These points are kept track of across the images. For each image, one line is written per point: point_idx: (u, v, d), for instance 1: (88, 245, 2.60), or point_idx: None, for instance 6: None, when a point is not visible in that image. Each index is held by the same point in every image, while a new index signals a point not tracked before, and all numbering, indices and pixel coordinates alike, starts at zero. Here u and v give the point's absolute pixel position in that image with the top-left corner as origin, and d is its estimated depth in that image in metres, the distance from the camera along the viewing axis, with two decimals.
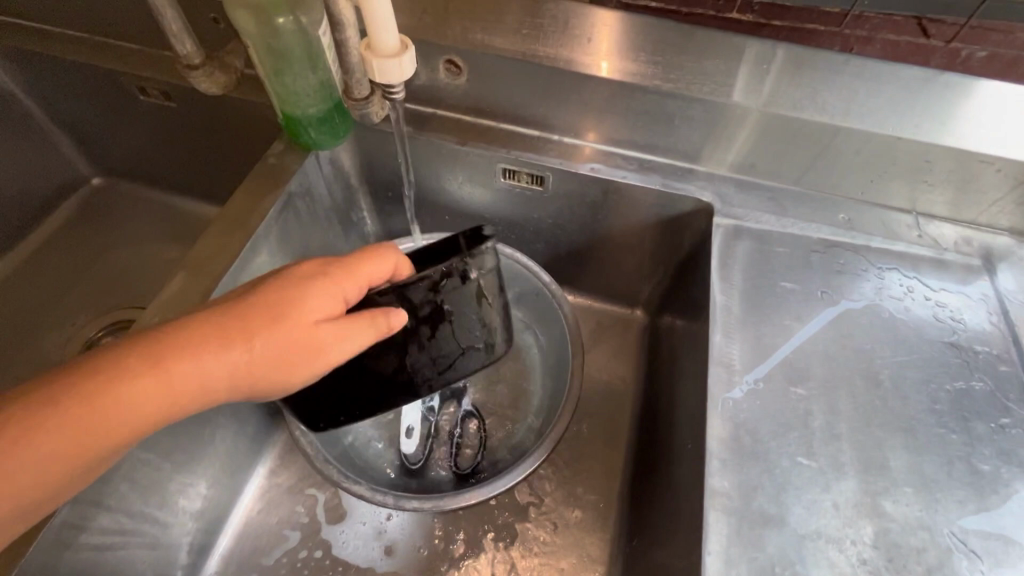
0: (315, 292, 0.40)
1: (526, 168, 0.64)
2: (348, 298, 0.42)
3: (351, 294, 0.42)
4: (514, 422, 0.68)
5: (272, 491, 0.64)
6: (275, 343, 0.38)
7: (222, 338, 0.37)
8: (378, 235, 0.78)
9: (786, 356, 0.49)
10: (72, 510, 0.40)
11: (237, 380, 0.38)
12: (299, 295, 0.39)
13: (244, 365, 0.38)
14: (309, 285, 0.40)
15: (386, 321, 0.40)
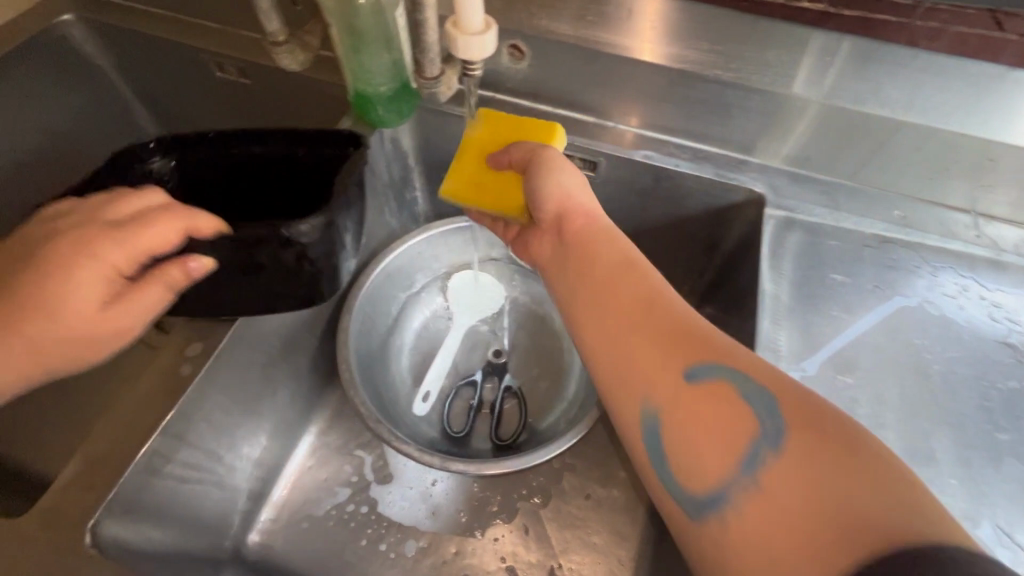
0: (84, 280, 0.40)
1: (579, 154, 0.66)
2: (125, 269, 0.41)
3: (127, 266, 0.41)
4: (554, 398, 0.70)
5: (323, 449, 0.68)
6: (63, 329, 0.40)
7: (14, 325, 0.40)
8: (428, 215, 0.81)
9: (832, 347, 0.50)
10: (163, 440, 0.44)
11: (47, 362, 0.41)
12: (68, 285, 0.39)
13: (45, 350, 0.41)
14: (74, 274, 0.40)
15: (175, 272, 0.41)
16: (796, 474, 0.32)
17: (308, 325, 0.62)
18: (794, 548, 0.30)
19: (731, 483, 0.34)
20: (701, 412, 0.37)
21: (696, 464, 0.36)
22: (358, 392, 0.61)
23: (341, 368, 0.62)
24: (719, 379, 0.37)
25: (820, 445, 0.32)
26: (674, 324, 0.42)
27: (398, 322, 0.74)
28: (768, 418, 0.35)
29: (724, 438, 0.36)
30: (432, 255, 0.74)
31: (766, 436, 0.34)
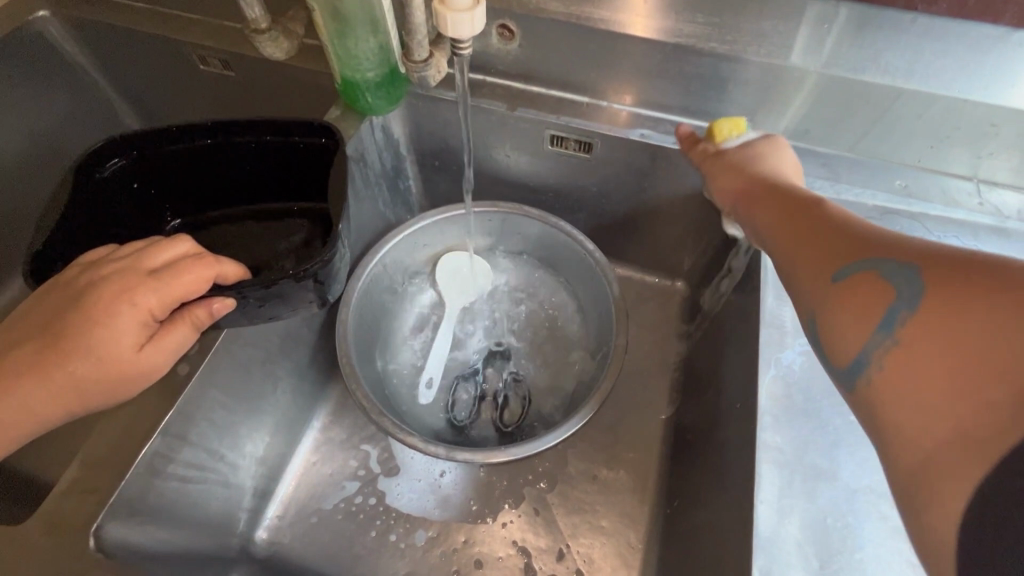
0: (121, 323, 0.40)
1: (574, 135, 0.65)
2: (157, 315, 0.41)
3: (157, 311, 0.41)
4: (557, 383, 0.70)
5: (327, 444, 0.67)
6: (93, 374, 0.40)
7: (43, 375, 0.39)
8: (422, 205, 0.80)
9: None
10: (163, 441, 0.43)
11: (69, 407, 0.40)
12: (104, 328, 0.40)
13: (69, 394, 0.40)
14: (111, 317, 0.40)
15: (207, 312, 0.43)
16: (938, 342, 0.29)
17: (307, 319, 0.61)
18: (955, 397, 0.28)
19: (871, 344, 0.33)
20: (865, 304, 0.34)
21: (858, 331, 0.34)
22: (360, 385, 0.60)
23: (341, 361, 0.61)
24: (861, 271, 0.35)
25: (972, 300, 0.29)
26: (850, 234, 0.38)
27: (398, 314, 0.73)
28: (909, 286, 0.32)
29: (867, 311, 0.34)
30: (427, 243, 0.73)
31: (903, 296, 0.32)
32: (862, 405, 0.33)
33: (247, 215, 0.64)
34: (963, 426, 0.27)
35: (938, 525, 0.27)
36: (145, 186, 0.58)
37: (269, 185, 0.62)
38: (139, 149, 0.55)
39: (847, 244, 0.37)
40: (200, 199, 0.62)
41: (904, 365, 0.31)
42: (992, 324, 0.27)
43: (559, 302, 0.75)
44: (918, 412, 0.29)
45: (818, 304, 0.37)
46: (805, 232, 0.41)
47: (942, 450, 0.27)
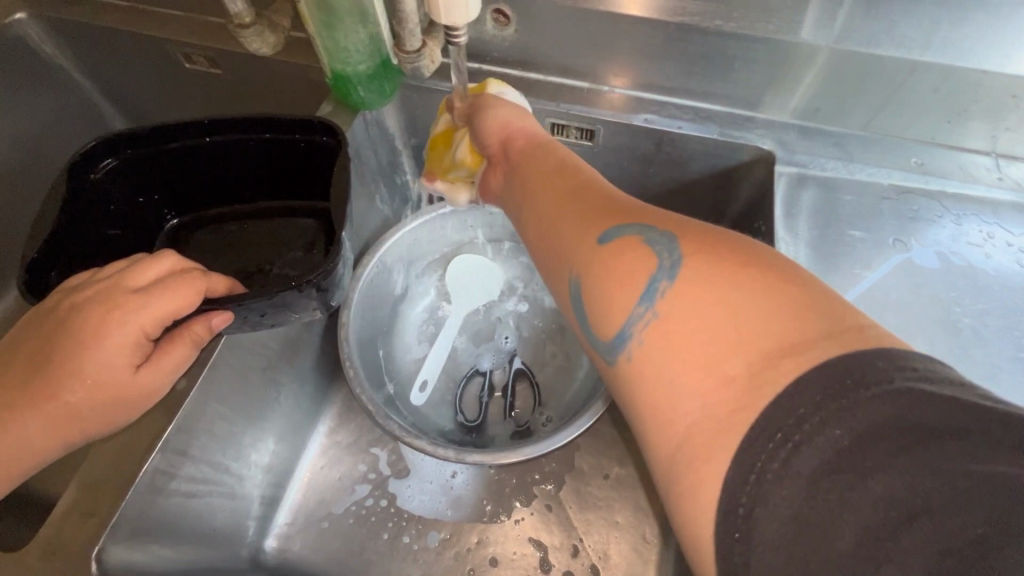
0: (112, 344, 0.38)
1: (575, 122, 0.63)
2: (150, 333, 0.40)
3: (151, 329, 0.39)
4: (565, 378, 0.68)
5: (334, 448, 0.66)
6: (90, 400, 0.38)
7: (34, 405, 0.37)
8: (421, 199, 0.78)
9: None
10: (162, 457, 0.42)
11: (68, 437, 0.39)
12: (93, 350, 0.38)
13: (66, 424, 0.38)
14: (101, 339, 0.38)
15: (205, 326, 0.41)
16: (691, 312, 0.28)
17: (307, 323, 0.59)
18: (711, 379, 0.26)
19: (631, 317, 0.30)
20: (620, 275, 0.32)
21: (613, 297, 0.32)
22: (365, 388, 0.59)
23: (344, 364, 0.60)
24: (681, 271, 0.29)
25: (763, 279, 0.27)
26: (632, 212, 0.35)
27: (400, 312, 0.71)
28: (666, 253, 0.31)
29: (625, 276, 0.32)
30: (428, 240, 0.72)
31: (736, 327, 0.26)
32: (624, 373, 0.30)
33: (244, 215, 0.62)
34: (710, 400, 0.25)
35: (702, 507, 0.24)
36: (139, 188, 0.56)
37: (268, 184, 0.60)
38: (131, 147, 0.53)
39: (610, 215, 0.35)
40: (194, 199, 0.60)
41: (658, 342, 0.28)
42: (793, 316, 0.25)
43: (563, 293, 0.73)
44: (682, 389, 0.26)
45: (579, 265, 0.35)
46: (560, 199, 0.40)
47: (698, 425, 0.25)
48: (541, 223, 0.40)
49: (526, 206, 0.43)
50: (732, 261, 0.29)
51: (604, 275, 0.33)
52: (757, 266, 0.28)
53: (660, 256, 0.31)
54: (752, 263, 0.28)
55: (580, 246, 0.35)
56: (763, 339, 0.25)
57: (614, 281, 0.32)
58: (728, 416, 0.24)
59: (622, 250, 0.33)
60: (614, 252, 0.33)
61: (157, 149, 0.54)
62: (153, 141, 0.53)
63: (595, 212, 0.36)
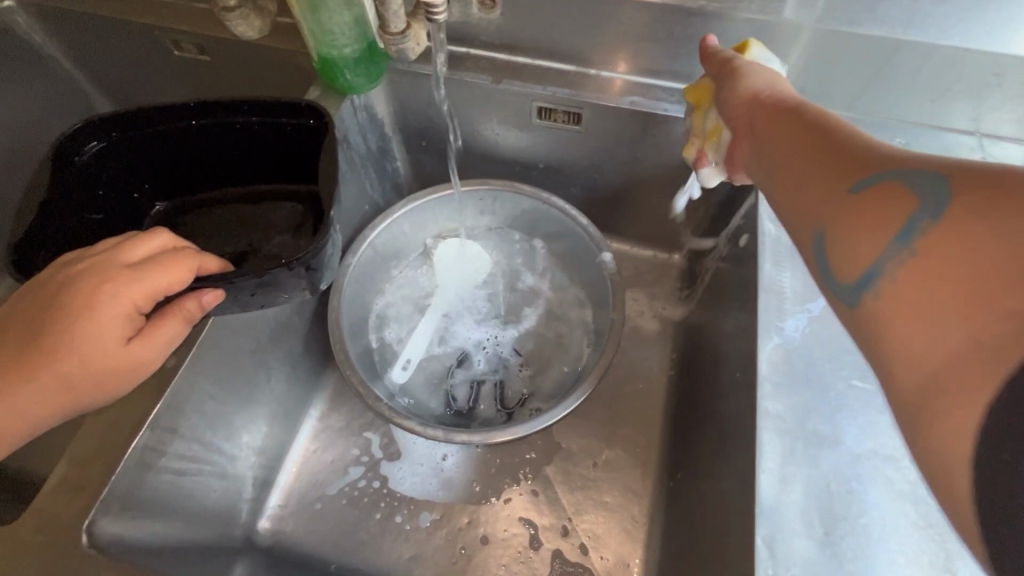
0: (103, 318, 0.39)
1: (562, 106, 0.63)
2: (143, 308, 0.40)
3: (144, 304, 0.40)
4: (555, 361, 0.69)
5: (326, 432, 0.67)
6: (82, 372, 0.38)
7: (24, 376, 0.38)
8: (411, 186, 0.79)
9: None
10: (152, 434, 0.42)
11: (60, 411, 0.39)
12: (85, 324, 0.38)
13: (58, 397, 0.38)
14: (95, 312, 0.39)
15: (197, 304, 0.42)
16: (932, 262, 0.25)
17: (297, 308, 0.60)
18: (965, 318, 0.23)
19: (884, 257, 0.27)
20: (860, 219, 0.29)
21: (825, 210, 0.31)
22: (355, 371, 0.60)
23: (334, 348, 0.61)
24: (887, 179, 0.28)
25: (988, 202, 0.24)
26: (871, 146, 0.31)
27: (391, 297, 0.72)
28: (926, 193, 0.26)
29: (879, 218, 0.28)
30: (417, 225, 0.72)
31: (929, 209, 0.26)
32: (869, 320, 0.28)
33: (232, 200, 0.62)
34: (973, 341, 0.22)
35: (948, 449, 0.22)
36: (125, 172, 0.57)
37: (257, 169, 0.61)
38: (118, 130, 0.53)
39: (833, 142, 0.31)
40: (182, 184, 0.61)
41: (924, 278, 0.25)
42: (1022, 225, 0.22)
43: (552, 278, 0.73)
44: (922, 328, 0.24)
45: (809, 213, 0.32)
46: (805, 147, 0.34)
47: (944, 361, 0.23)
48: (779, 173, 0.36)
49: (767, 159, 0.38)
50: (930, 188, 0.26)
51: (857, 234, 0.29)
52: (979, 179, 0.25)
53: (931, 203, 0.26)
54: (970, 181, 0.25)
55: (831, 202, 0.30)
56: (986, 276, 0.22)
57: (858, 237, 0.29)
58: (981, 356, 0.22)
59: (866, 152, 0.29)
60: (854, 200, 0.29)
61: (143, 132, 0.55)
62: (139, 124, 0.54)
63: (833, 156, 0.32)
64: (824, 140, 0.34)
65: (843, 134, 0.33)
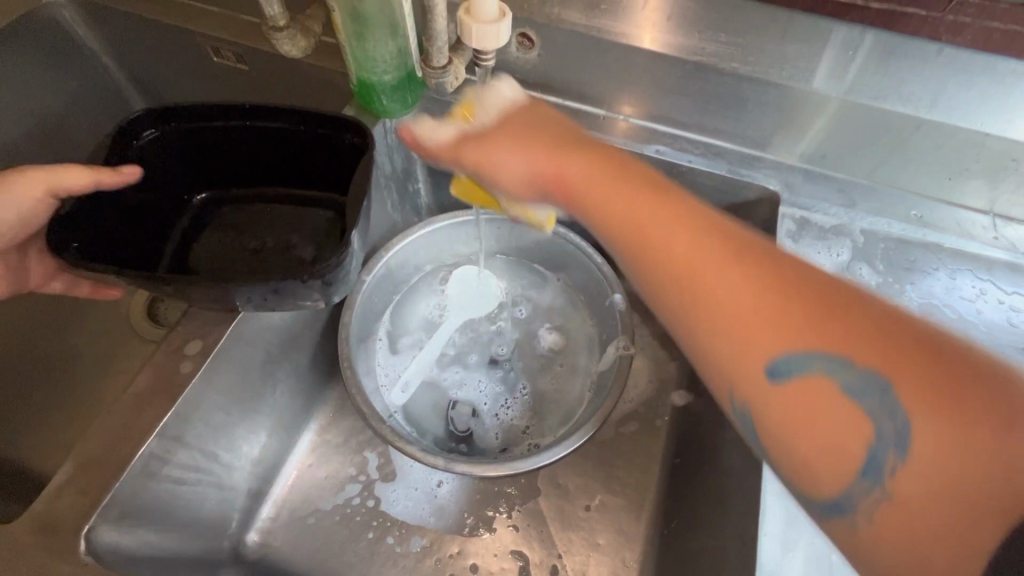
0: None
1: None
2: None
3: None
4: (559, 395, 0.69)
5: (324, 446, 0.66)
6: None
7: None
8: (430, 208, 0.80)
9: None
10: (159, 443, 0.42)
11: None
12: None
13: None
14: None
15: None
16: (929, 442, 0.28)
17: (309, 321, 0.60)
18: (947, 528, 0.26)
19: (851, 487, 0.30)
20: (810, 390, 0.31)
21: (755, 355, 0.33)
22: (361, 392, 0.59)
23: (342, 364, 0.61)
24: (817, 365, 0.31)
25: (954, 383, 0.28)
26: (778, 284, 0.33)
27: (401, 315, 0.72)
28: (875, 388, 0.29)
29: (833, 423, 0.31)
30: (435, 249, 0.73)
31: (882, 411, 0.29)
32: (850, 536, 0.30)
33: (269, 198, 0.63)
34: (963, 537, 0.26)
35: None
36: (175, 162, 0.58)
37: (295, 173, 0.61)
38: (174, 120, 0.55)
39: (684, 271, 0.36)
40: (224, 177, 0.62)
41: (916, 485, 0.28)
42: (960, 412, 0.27)
43: (561, 311, 0.74)
44: (920, 542, 0.27)
45: (728, 362, 0.34)
46: (744, 278, 0.33)
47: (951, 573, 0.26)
48: (695, 304, 0.35)
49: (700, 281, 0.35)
50: (896, 358, 0.29)
51: (797, 425, 0.32)
52: (922, 359, 0.29)
53: (873, 406, 0.29)
54: (930, 367, 0.29)
55: (777, 380, 0.32)
56: (963, 486, 0.26)
57: (804, 422, 0.31)
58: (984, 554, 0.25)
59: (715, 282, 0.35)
60: (797, 377, 0.31)
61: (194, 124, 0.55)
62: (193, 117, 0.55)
63: (767, 300, 0.33)
64: (752, 266, 0.34)
65: (764, 272, 0.33)
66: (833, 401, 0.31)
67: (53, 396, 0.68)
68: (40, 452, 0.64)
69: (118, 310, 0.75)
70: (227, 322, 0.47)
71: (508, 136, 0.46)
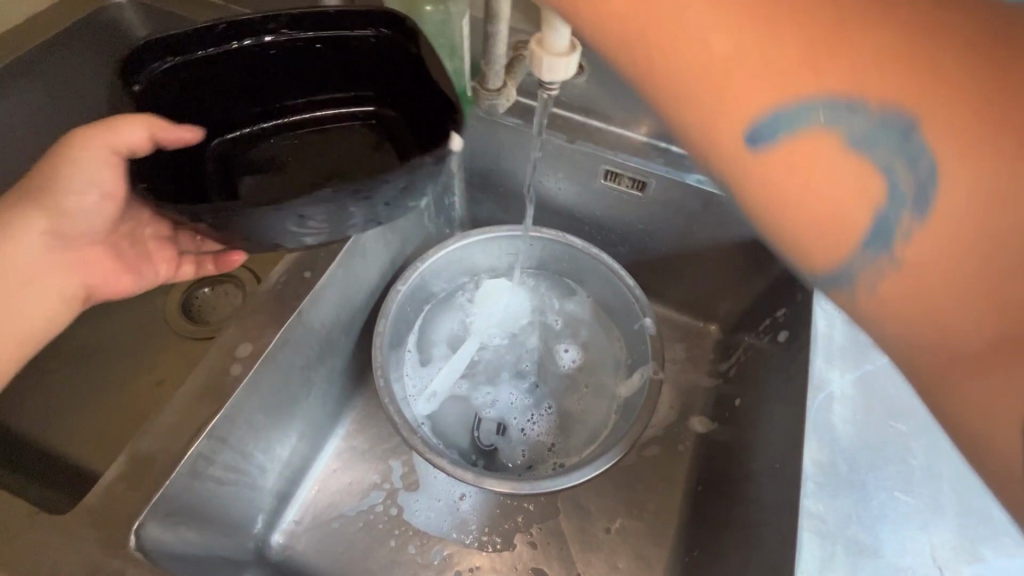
0: None
1: (629, 172, 0.65)
2: None
3: None
4: (584, 414, 0.69)
5: (349, 452, 0.67)
6: None
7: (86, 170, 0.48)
8: (463, 221, 0.81)
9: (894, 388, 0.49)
10: (208, 443, 0.43)
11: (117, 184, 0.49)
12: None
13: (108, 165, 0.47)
14: None
15: None
16: (966, 188, 0.21)
17: (345, 327, 0.61)
18: (956, 279, 0.21)
19: (864, 256, 0.24)
20: (803, 122, 0.24)
21: (828, 196, 0.24)
22: (393, 400, 0.60)
23: (375, 372, 0.62)
24: (806, 135, 0.24)
25: (1009, 66, 0.20)
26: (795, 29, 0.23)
27: (431, 326, 0.73)
28: (892, 112, 0.22)
29: (815, 166, 0.24)
30: (467, 262, 0.74)
31: (899, 133, 0.22)
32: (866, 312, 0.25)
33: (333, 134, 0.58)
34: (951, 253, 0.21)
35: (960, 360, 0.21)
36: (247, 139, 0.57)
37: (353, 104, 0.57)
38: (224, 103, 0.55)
39: (718, 83, 0.25)
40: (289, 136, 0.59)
41: (938, 242, 0.22)
42: (987, 108, 0.20)
43: (589, 331, 0.75)
44: (924, 223, 0.22)
45: (823, 230, 0.25)
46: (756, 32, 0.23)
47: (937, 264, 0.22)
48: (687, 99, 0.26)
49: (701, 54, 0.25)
50: (909, 45, 0.21)
51: (803, 180, 0.24)
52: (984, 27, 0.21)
53: (890, 161, 0.23)
54: (959, 28, 0.21)
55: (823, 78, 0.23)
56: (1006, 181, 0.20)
57: (798, 186, 0.24)
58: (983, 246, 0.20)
59: (775, 56, 0.24)
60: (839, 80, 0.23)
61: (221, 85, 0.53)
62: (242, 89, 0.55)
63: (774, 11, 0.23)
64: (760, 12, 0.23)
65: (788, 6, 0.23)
66: (952, 257, 0.21)
67: (93, 395, 0.67)
68: (83, 452, 0.63)
69: (151, 302, 0.74)
70: (276, 327, 0.48)
71: None
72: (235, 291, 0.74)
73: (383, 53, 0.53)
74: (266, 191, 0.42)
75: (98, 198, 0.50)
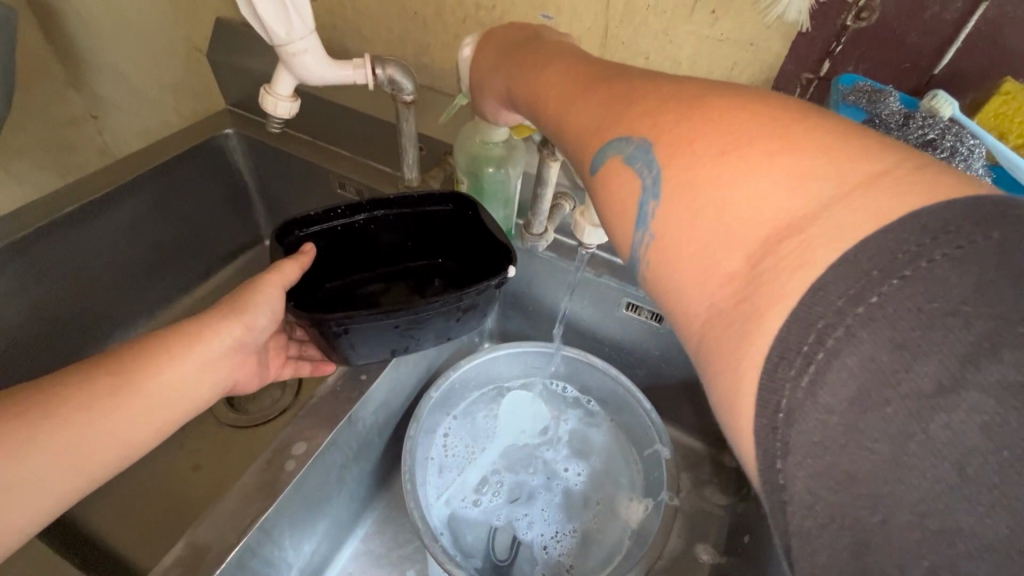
0: None
1: (649, 306, 0.72)
2: None
3: None
4: (598, 535, 0.70)
5: (366, 555, 0.68)
6: None
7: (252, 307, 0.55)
8: (494, 333, 0.88)
9: None
10: (255, 535, 0.47)
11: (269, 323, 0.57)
12: None
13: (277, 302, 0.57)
14: None
15: None
16: (715, 325, 0.25)
17: (380, 428, 0.65)
18: (730, 377, 0.23)
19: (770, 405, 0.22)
20: (683, 274, 0.27)
21: (694, 318, 0.26)
22: (417, 505, 0.63)
23: (403, 475, 0.65)
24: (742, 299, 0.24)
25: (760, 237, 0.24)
26: (719, 205, 0.26)
27: (450, 440, 0.76)
28: (713, 281, 0.25)
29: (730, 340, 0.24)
30: (496, 373, 0.79)
31: (710, 298, 0.25)
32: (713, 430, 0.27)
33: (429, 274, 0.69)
34: (717, 290, 0.25)
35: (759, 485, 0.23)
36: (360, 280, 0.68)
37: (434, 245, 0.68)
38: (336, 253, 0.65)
39: (671, 272, 0.28)
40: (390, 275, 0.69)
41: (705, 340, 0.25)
42: (723, 256, 0.25)
43: (606, 448, 0.78)
44: (710, 367, 0.25)
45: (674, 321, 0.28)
46: (693, 184, 0.27)
47: (706, 319, 0.26)
48: (674, 287, 0.28)
49: (683, 227, 0.28)
50: (717, 232, 0.26)
51: (718, 379, 0.24)
52: (778, 207, 0.24)
53: (684, 298, 0.27)
54: (712, 205, 0.26)
55: (687, 241, 0.27)
56: (719, 347, 0.24)
57: (680, 306, 0.27)
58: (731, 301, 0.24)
59: (706, 228, 0.26)
60: (693, 260, 0.27)
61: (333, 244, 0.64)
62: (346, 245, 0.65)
63: (698, 158, 0.28)
64: (701, 178, 0.27)
65: (705, 196, 0.27)
66: (722, 341, 0.24)
67: (137, 474, 0.71)
68: (121, 533, 0.67)
69: None
70: (328, 427, 0.53)
71: (529, 69, 0.44)
72: (275, 385, 0.77)
73: (458, 221, 0.65)
74: (340, 329, 0.50)
75: (266, 322, 0.57)
